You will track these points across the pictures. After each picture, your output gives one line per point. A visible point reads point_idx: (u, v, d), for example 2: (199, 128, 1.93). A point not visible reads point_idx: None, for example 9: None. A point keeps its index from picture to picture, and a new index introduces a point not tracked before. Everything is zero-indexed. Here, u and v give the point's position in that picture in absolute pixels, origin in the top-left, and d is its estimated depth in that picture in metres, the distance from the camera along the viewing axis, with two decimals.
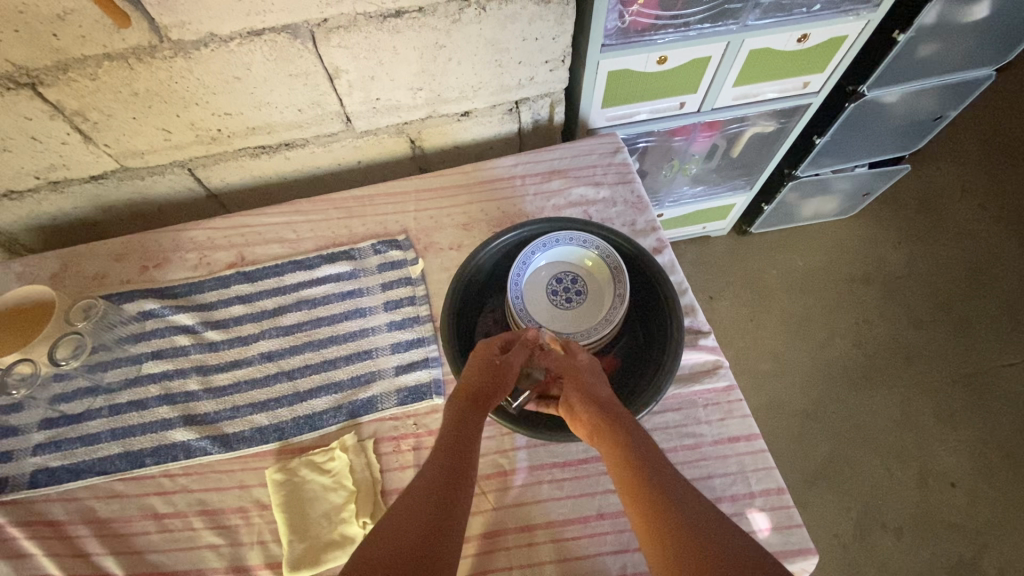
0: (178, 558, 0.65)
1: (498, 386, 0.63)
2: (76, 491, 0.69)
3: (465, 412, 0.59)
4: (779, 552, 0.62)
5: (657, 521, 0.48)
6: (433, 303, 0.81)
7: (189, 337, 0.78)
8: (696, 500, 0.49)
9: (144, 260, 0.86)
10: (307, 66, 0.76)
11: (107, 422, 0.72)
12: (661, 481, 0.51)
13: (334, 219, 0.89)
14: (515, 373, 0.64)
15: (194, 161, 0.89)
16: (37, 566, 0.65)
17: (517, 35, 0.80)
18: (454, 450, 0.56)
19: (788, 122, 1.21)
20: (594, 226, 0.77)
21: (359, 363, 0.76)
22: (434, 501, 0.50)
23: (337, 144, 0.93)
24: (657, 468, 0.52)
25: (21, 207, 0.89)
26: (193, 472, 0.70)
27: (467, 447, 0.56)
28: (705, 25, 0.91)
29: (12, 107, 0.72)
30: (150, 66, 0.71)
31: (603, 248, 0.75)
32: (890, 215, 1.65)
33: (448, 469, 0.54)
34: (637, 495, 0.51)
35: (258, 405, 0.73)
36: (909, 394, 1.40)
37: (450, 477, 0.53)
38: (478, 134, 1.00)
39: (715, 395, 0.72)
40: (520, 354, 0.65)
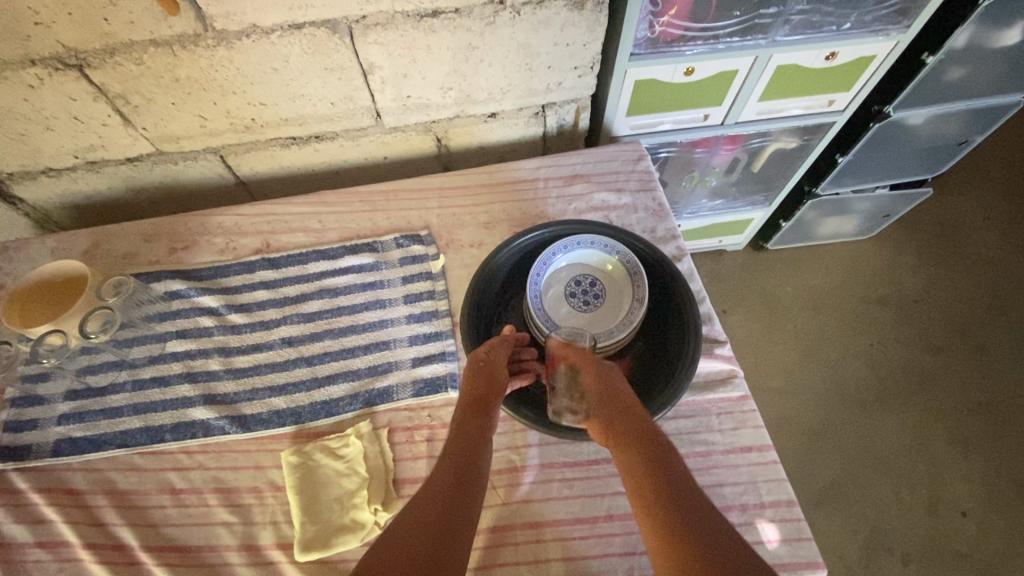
0: (192, 533, 0.66)
1: (493, 387, 0.64)
2: (96, 462, 0.71)
3: (470, 420, 0.61)
4: (788, 564, 0.62)
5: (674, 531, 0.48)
6: (452, 298, 0.82)
7: (213, 319, 0.80)
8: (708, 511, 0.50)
9: (173, 241, 0.88)
10: (344, 61, 0.78)
11: (130, 397, 0.74)
12: (677, 493, 0.52)
13: (359, 212, 0.91)
14: (501, 370, 0.66)
15: (226, 149, 0.91)
16: (58, 532, 0.67)
17: (549, 40, 0.81)
18: (466, 458, 0.56)
19: (811, 139, 1.22)
20: (614, 231, 0.78)
21: (377, 353, 0.77)
22: (440, 508, 0.50)
23: (365, 138, 0.94)
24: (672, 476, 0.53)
25: (58, 184, 0.93)
26: (211, 450, 0.71)
27: (477, 456, 0.57)
28: (735, 38, 0.92)
29: (60, 87, 0.75)
30: (193, 54, 0.74)
31: (624, 253, 0.74)
32: (910, 238, 1.64)
33: (457, 476, 0.54)
34: (652, 503, 0.51)
35: (276, 389, 0.75)
36: (921, 418, 1.39)
37: (460, 484, 0.53)
38: (503, 135, 1.00)
39: (729, 404, 0.72)
40: (501, 351, 0.68)
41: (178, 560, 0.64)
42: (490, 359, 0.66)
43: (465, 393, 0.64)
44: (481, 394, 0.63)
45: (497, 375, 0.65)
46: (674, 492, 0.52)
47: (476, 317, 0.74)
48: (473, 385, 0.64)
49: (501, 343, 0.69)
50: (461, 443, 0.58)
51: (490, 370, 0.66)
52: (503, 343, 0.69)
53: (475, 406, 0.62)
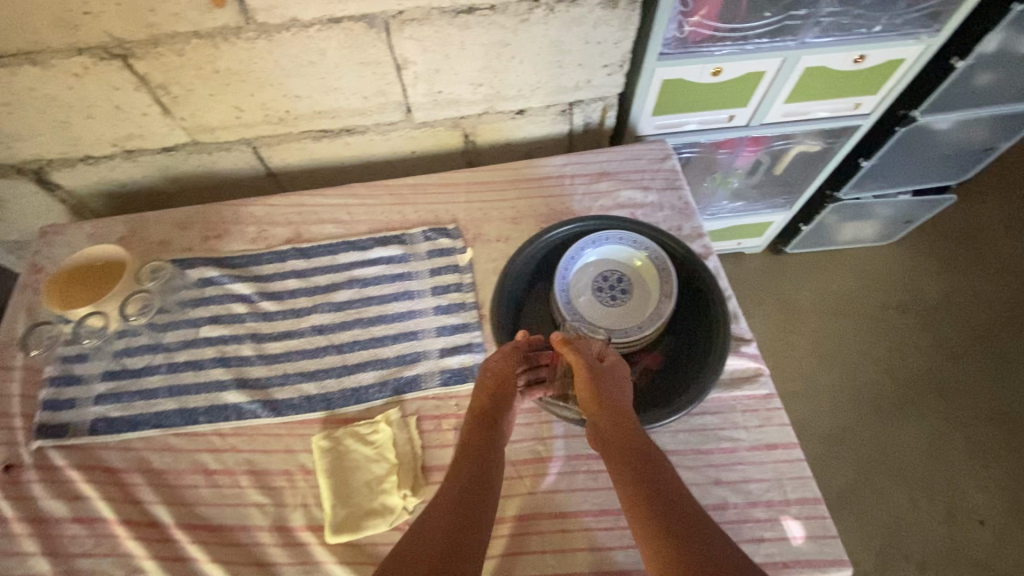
0: (225, 513, 0.68)
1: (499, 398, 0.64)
2: (132, 442, 0.73)
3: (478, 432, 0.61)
4: (812, 561, 0.63)
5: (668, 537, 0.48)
6: (478, 291, 0.83)
7: (245, 306, 0.82)
8: (704, 520, 0.50)
9: (205, 229, 0.90)
10: (379, 55, 0.80)
11: (165, 380, 0.76)
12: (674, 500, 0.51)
13: (388, 205, 0.92)
14: (506, 377, 0.66)
15: (259, 141, 0.93)
16: (96, 508, 0.69)
17: (580, 37, 0.82)
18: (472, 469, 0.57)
19: (835, 142, 1.23)
20: (644, 228, 0.79)
21: (405, 343, 0.79)
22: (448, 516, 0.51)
23: (394, 133, 0.95)
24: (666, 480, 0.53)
25: (95, 172, 0.95)
26: (243, 433, 0.73)
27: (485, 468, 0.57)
28: (765, 39, 0.93)
29: (103, 77, 0.78)
30: (233, 46, 0.75)
31: (653, 249, 0.75)
32: (932, 245, 1.63)
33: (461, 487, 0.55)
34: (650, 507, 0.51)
35: (307, 374, 0.76)
36: (939, 426, 1.38)
37: (465, 498, 0.54)
38: (531, 132, 1.01)
39: (754, 402, 0.73)
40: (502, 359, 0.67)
41: (212, 538, 0.66)
42: (494, 370, 0.66)
43: (474, 405, 0.64)
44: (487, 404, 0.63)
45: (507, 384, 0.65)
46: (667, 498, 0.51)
47: (507, 310, 0.75)
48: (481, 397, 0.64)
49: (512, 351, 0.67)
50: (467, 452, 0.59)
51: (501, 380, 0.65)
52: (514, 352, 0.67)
53: (482, 417, 0.62)
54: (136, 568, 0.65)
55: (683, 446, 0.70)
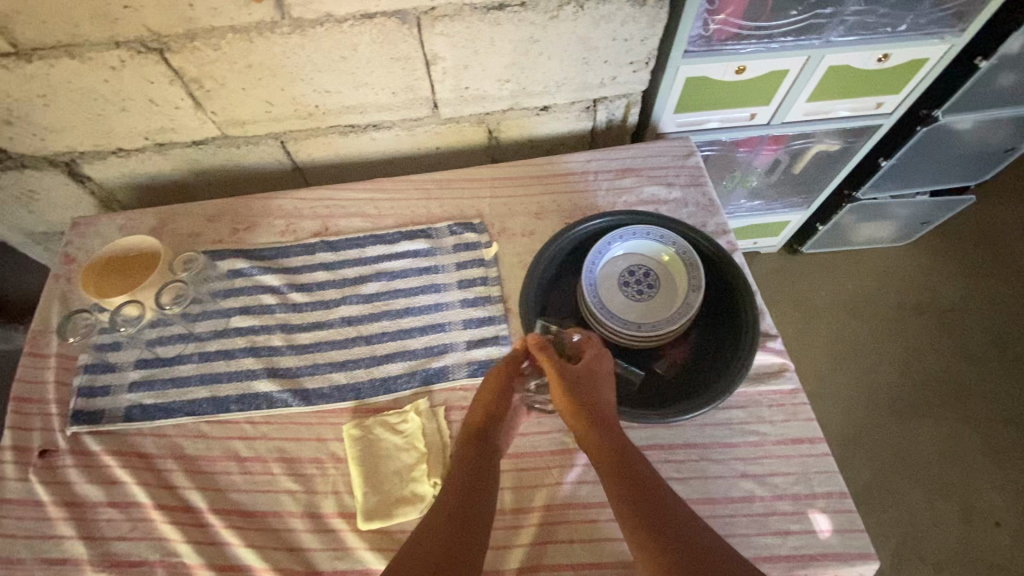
0: (257, 499, 0.69)
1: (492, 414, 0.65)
2: (166, 428, 0.74)
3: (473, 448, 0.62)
4: (840, 553, 0.63)
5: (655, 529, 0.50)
6: (504, 284, 0.84)
7: (275, 297, 0.83)
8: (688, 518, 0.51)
9: (234, 222, 0.91)
10: (409, 51, 0.81)
11: (197, 368, 0.78)
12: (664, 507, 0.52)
13: (413, 199, 0.93)
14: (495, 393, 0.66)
15: (287, 135, 0.94)
16: (131, 493, 0.70)
17: (609, 34, 0.83)
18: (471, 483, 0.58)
19: (855, 142, 1.23)
20: (670, 223, 0.80)
21: (433, 335, 0.80)
22: (449, 531, 0.51)
23: (420, 128, 0.96)
24: (649, 479, 0.54)
25: (125, 165, 0.96)
26: (274, 421, 0.74)
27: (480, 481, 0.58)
28: (790, 38, 0.94)
29: (139, 70, 0.79)
30: (267, 40, 0.77)
31: (680, 244, 0.75)
32: (949, 246, 1.63)
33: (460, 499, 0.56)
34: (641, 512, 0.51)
35: (337, 364, 0.78)
36: (955, 427, 1.38)
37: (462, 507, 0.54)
38: (554, 129, 1.01)
39: (780, 397, 0.73)
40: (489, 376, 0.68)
41: (246, 523, 0.68)
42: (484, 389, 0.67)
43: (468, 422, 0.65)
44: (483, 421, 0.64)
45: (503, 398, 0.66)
46: (653, 494, 0.53)
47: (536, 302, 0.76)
48: (478, 412, 0.65)
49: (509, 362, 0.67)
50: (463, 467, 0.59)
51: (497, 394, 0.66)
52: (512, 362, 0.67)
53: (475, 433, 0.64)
54: (171, 552, 0.67)
55: (709, 439, 0.71)
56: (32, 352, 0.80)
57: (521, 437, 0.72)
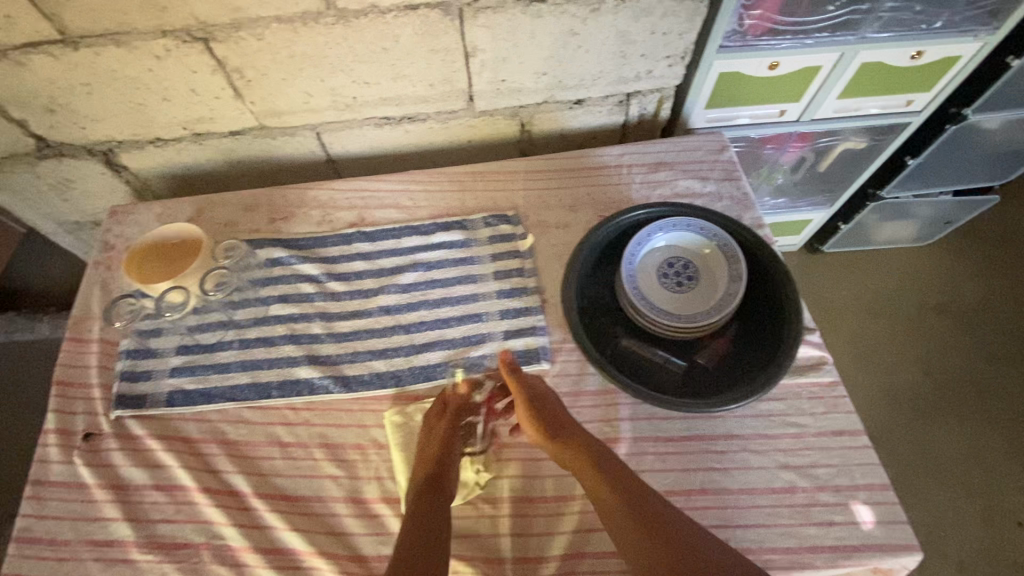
0: (300, 484, 0.70)
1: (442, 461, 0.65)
2: (208, 414, 0.75)
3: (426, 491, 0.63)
4: (883, 544, 0.64)
5: (647, 527, 0.55)
6: (540, 276, 0.85)
7: (314, 286, 0.84)
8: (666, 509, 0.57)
9: (271, 212, 0.92)
10: (450, 43, 0.81)
11: (238, 354, 0.78)
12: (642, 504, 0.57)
13: (448, 191, 0.94)
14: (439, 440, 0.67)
15: (323, 126, 0.95)
16: (174, 476, 0.71)
17: (647, 28, 0.83)
18: (441, 519, 0.60)
19: (882, 139, 1.23)
20: (712, 215, 0.80)
21: (470, 325, 0.80)
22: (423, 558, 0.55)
23: (454, 121, 0.97)
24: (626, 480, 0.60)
25: (162, 154, 0.97)
26: (315, 408, 0.75)
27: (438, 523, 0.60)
28: (824, 34, 0.94)
29: (183, 60, 0.80)
30: (312, 30, 0.77)
31: (723, 237, 0.76)
32: (970, 247, 1.62)
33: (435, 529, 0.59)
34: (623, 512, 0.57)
35: (376, 353, 0.78)
36: (978, 427, 1.38)
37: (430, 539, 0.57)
38: (587, 123, 1.02)
39: (820, 389, 0.73)
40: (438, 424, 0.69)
41: (289, 508, 0.69)
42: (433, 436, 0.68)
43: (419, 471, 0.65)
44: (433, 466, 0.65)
45: (447, 438, 0.67)
46: (630, 492, 0.58)
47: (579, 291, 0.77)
48: (425, 460, 0.66)
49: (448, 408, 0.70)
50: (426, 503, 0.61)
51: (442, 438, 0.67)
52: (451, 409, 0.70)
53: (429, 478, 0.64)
54: (216, 534, 0.68)
55: (749, 430, 0.71)
56: (74, 337, 0.81)
57: None
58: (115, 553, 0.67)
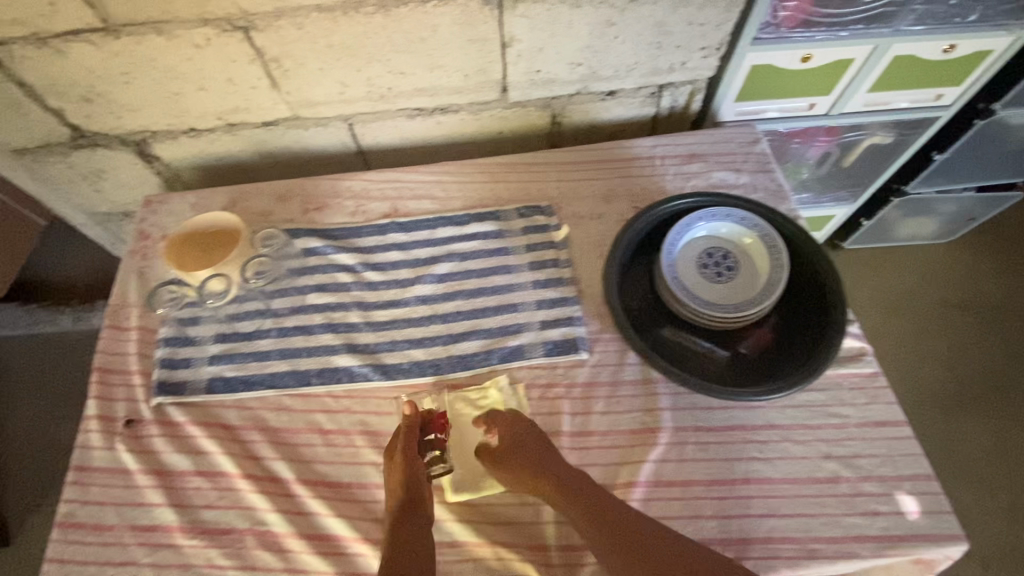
0: (342, 471, 0.70)
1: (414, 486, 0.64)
2: (248, 401, 0.76)
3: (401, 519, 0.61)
4: (928, 534, 0.63)
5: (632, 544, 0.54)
6: (575, 266, 0.85)
7: (350, 276, 0.84)
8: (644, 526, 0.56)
9: (305, 202, 0.92)
10: (488, 32, 0.81)
11: (276, 343, 0.79)
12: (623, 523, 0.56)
13: (480, 182, 0.94)
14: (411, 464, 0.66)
15: (356, 117, 0.95)
16: (217, 463, 0.72)
17: (685, 19, 0.83)
18: (418, 543, 0.58)
19: (910, 134, 1.22)
20: (758, 207, 0.80)
21: (506, 315, 0.80)
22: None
23: (486, 112, 0.97)
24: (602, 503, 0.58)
25: (194, 145, 0.97)
26: (355, 395, 0.75)
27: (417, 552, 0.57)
28: (859, 26, 0.94)
29: (223, 49, 0.80)
30: (351, 19, 0.77)
31: (766, 230, 0.75)
32: (993, 244, 1.61)
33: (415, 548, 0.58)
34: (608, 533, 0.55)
35: (414, 342, 0.79)
36: (1001, 425, 1.37)
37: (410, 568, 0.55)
38: (618, 115, 1.02)
39: (861, 380, 0.73)
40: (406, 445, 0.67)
41: (333, 494, 0.69)
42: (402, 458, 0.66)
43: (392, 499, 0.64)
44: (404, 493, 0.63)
45: (410, 464, 0.65)
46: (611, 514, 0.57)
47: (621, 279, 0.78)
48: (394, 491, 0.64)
49: (405, 431, 0.68)
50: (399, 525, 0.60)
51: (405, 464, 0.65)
52: (407, 432, 0.68)
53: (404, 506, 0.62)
54: (260, 520, 0.68)
55: (791, 421, 0.71)
56: (113, 325, 0.82)
57: (601, 416, 0.73)
58: (160, 538, 0.68)
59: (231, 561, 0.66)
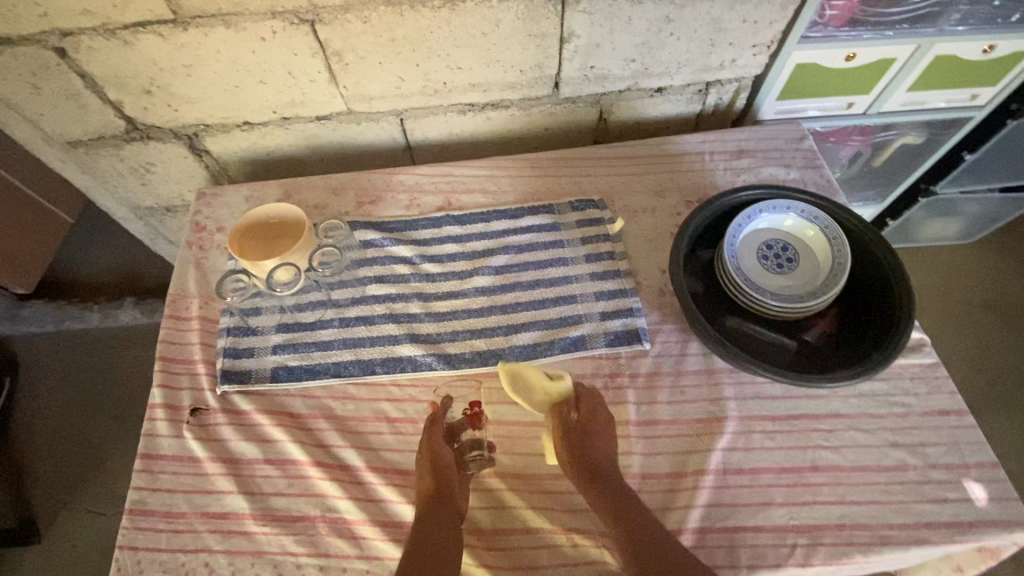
0: (411, 458, 0.71)
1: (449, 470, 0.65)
2: (313, 390, 0.76)
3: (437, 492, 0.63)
4: (999, 521, 0.64)
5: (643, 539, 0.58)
6: (630, 259, 0.85)
7: (408, 267, 0.85)
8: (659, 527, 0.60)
9: (359, 196, 0.93)
10: (548, 28, 0.83)
11: (339, 332, 0.79)
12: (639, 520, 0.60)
13: (531, 176, 0.95)
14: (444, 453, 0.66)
15: (408, 113, 0.96)
16: (284, 450, 0.72)
17: (741, 16, 0.85)
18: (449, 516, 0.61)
19: (941, 134, 1.24)
20: (821, 201, 0.82)
21: (565, 306, 0.81)
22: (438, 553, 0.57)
23: (536, 108, 0.98)
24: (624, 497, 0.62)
25: (246, 138, 0.98)
26: (420, 384, 0.76)
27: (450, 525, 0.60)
28: (905, 26, 0.96)
29: (288, 42, 0.81)
30: (418, 14, 0.79)
31: (831, 225, 0.77)
32: (1014, 245, 1.64)
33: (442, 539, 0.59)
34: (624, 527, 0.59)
35: (476, 332, 0.79)
36: None
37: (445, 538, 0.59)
38: (663, 111, 1.04)
39: (921, 370, 0.74)
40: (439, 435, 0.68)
41: (403, 481, 0.69)
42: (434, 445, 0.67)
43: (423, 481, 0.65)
44: (433, 478, 0.64)
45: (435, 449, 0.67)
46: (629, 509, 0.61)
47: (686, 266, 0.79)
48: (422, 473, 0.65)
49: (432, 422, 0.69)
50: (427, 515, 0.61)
51: (432, 450, 0.66)
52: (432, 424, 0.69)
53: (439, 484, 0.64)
54: (331, 508, 0.68)
55: (855, 410, 0.72)
56: (174, 315, 0.82)
57: (666, 406, 0.73)
58: (231, 525, 0.67)
59: (304, 547, 0.66)
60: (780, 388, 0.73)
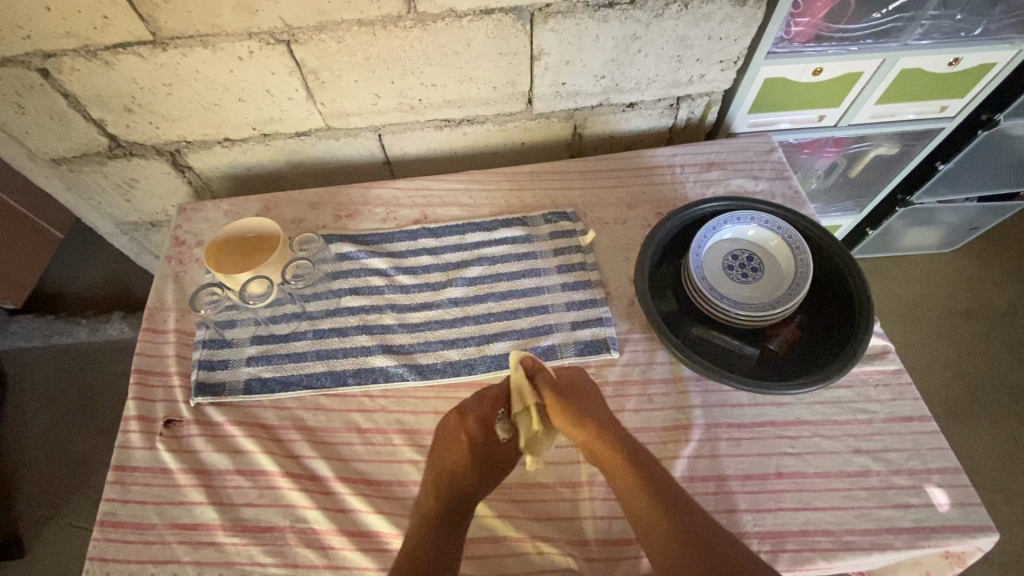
0: (380, 468, 0.72)
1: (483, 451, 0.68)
2: (286, 401, 0.77)
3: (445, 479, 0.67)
4: (960, 526, 0.65)
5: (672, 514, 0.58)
6: (601, 269, 0.87)
7: (383, 279, 0.87)
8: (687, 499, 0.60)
9: (337, 210, 0.95)
10: (518, 46, 0.85)
11: (313, 344, 0.81)
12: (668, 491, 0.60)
13: (505, 189, 0.97)
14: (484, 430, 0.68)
15: (385, 128, 0.98)
16: (255, 462, 0.72)
17: (706, 33, 0.88)
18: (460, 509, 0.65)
19: (914, 145, 1.26)
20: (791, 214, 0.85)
21: (536, 316, 0.82)
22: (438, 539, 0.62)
23: (511, 123, 1.00)
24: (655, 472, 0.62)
25: (227, 155, 1.00)
26: (391, 395, 0.77)
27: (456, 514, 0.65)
28: (868, 41, 0.97)
29: (264, 61, 0.83)
30: (389, 33, 0.81)
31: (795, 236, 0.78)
32: (993, 253, 1.66)
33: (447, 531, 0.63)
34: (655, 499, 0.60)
35: (447, 342, 0.80)
36: (1014, 431, 1.38)
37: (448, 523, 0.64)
38: (636, 126, 1.06)
39: (885, 377, 0.75)
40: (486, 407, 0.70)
41: (372, 491, 0.70)
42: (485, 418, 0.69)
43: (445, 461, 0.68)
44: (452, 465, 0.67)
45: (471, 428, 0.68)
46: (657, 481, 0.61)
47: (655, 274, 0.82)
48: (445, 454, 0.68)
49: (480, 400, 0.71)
50: (437, 504, 0.65)
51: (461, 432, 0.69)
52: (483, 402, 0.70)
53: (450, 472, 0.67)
54: (300, 518, 0.69)
55: (820, 417, 0.72)
56: (151, 328, 0.83)
57: (634, 414, 0.74)
58: (201, 536, 0.68)
59: (272, 558, 0.66)
60: (745, 396, 0.74)
